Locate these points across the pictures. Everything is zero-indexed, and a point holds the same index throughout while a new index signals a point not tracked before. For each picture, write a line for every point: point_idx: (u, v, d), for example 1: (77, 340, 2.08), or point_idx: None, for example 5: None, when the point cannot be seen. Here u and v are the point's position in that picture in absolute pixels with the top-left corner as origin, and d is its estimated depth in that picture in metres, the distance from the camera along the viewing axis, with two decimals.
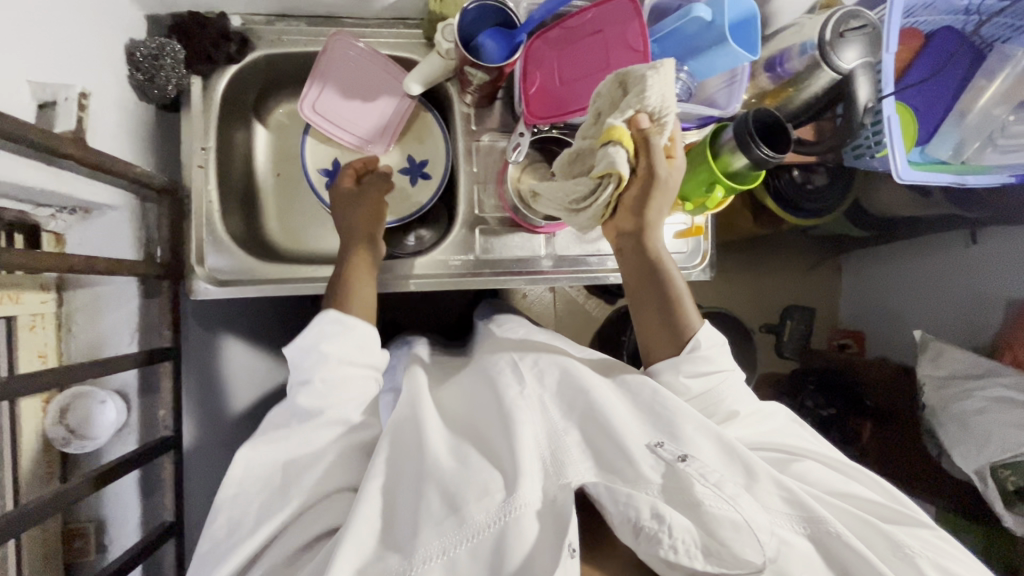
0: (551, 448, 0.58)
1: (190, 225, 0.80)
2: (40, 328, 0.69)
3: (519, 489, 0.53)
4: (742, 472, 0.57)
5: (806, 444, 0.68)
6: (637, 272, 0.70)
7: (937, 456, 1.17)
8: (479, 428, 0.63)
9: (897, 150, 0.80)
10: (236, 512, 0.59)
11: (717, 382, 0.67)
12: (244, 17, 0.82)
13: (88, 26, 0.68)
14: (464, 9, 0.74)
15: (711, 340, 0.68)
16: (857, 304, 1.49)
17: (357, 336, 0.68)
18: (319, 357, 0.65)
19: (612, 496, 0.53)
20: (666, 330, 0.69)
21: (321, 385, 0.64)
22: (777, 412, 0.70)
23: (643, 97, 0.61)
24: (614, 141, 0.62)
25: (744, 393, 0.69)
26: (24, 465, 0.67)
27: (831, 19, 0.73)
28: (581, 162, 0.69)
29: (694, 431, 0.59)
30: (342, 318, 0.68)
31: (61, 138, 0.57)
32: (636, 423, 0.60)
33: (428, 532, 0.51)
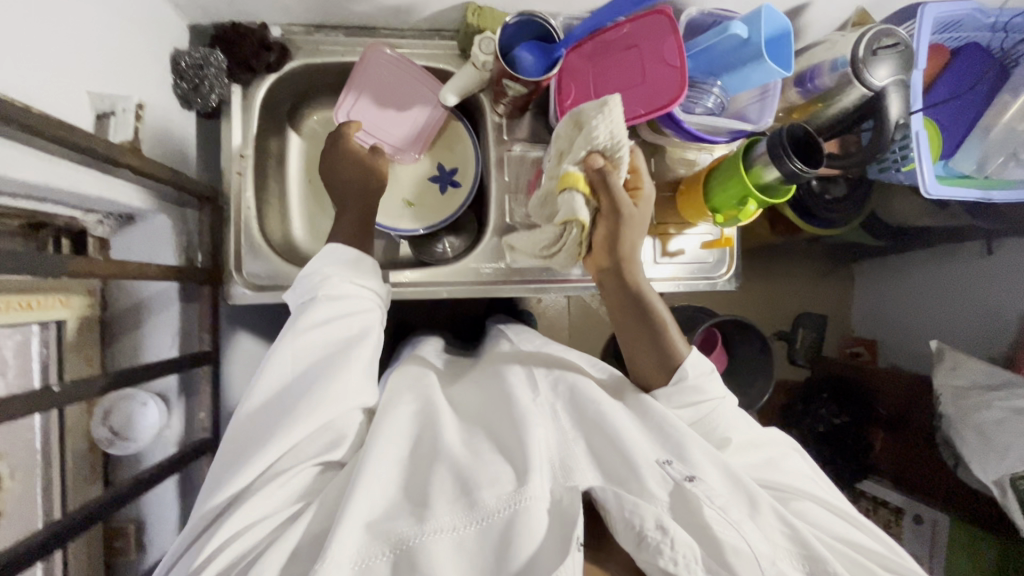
0: (560, 454, 0.58)
1: (229, 232, 0.81)
2: (87, 331, 0.71)
3: (530, 481, 0.53)
4: (745, 502, 0.56)
5: (807, 482, 0.67)
6: (620, 306, 0.69)
7: (952, 465, 1.16)
8: (493, 424, 0.64)
9: (925, 165, 0.82)
10: (248, 432, 0.57)
11: (711, 408, 0.67)
12: (283, 27, 0.83)
13: (138, 37, 0.70)
14: (504, 24, 0.75)
15: (699, 368, 0.68)
16: (868, 312, 1.50)
17: (360, 266, 0.69)
18: (321, 276, 0.66)
19: (618, 502, 0.53)
20: (656, 357, 0.68)
21: (324, 298, 0.65)
22: (778, 446, 0.69)
23: (592, 137, 0.61)
24: (570, 185, 0.62)
25: (741, 420, 0.68)
26: (70, 466, 0.69)
27: (864, 36, 0.73)
28: (549, 206, 0.69)
29: (703, 456, 0.59)
30: (345, 250, 0.69)
31: (120, 148, 0.58)
32: (644, 439, 0.61)
33: (441, 506, 0.52)
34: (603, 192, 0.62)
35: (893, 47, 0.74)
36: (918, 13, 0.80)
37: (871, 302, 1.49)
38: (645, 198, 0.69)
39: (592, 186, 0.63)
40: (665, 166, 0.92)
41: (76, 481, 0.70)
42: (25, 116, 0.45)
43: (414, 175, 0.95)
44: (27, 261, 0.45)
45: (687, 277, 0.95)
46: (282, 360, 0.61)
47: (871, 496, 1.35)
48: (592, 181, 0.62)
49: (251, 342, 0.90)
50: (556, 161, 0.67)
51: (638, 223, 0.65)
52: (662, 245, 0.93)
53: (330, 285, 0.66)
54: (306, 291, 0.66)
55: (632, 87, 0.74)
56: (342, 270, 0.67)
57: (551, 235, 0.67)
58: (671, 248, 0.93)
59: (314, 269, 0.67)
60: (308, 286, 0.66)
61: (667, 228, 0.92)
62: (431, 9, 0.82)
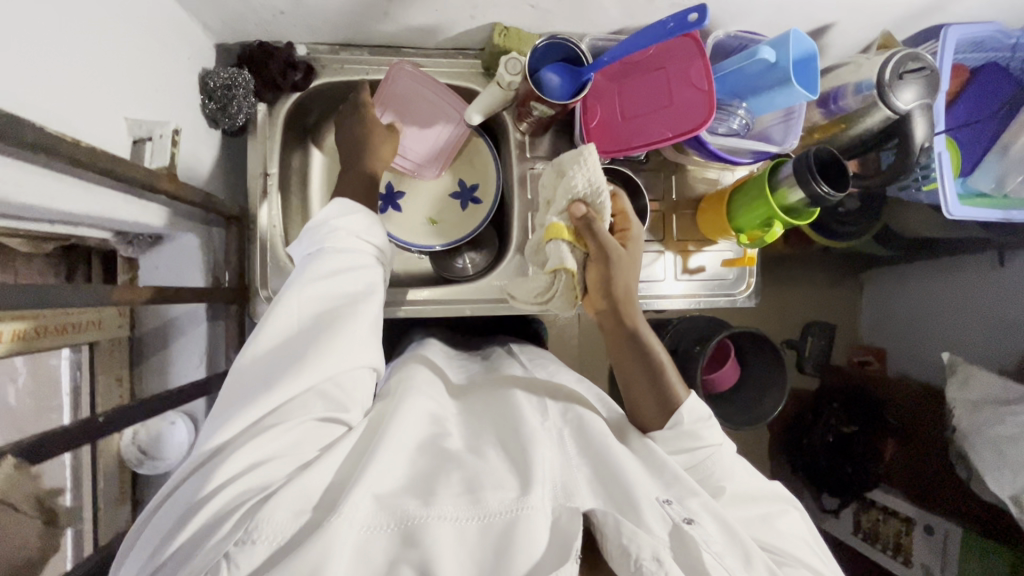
0: (563, 479, 0.56)
1: (256, 250, 0.81)
2: (118, 352, 0.73)
3: (533, 491, 0.53)
4: (739, 556, 0.54)
5: (803, 544, 0.63)
6: (615, 342, 0.68)
7: (966, 478, 1.18)
8: (500, 433, 0.63)
9: (947, 185, 0.83)
10: (251, 378, 0.56)
11: (705, 455, 0.65)
12: (309, 46, 0.83)
13: (169, 59, 0.70)
14: (535, 46, 0.75)
15: (695, 416, 0.66)
16: (878, 319, 1.46)
17: (367, 222, 0.68)
18: (330, 229, 0.65)
19: (617, 530, 0.51)
20: (654, 398, 0.67)
21: (332, 251, 0.64)
22: (777, 504, 0.66)
23: (572, 186, 0.67)
24: (555, 236, 0.66)
25: (740, 472, 0.67)
26: (99, 486, 0.70)
27: (890, 60, 0.74)
28: (541, 254, 0.73)
29: (703, 503, 0.57)
30: (352, 205, 0.68)
31: (159, 175, 0.58)
32: (645, 476, 0.59)
33: (446, 499, 0.52)
34: (589, 236, 0.66)
35: (919, 72, 0.75)
36: (941, 33, 0.82)
37: (880, 309, 1.46)
38: (633, 239, 0.72)
39: (577, 232, 0.67)
40: (687, 184, 0.93)
41: (107, 499, 0.72)
42: (75, 150, 0.46)
43: (436, 190, 0.95)
44: (78, 294, 0.46)
45: (706, 293, 0.95)
46: (290, 307, 0.59)
47: (881, 506, 1.31)
48: (578, 227, 0.66)
49: None
50: (546, 210, 0.72)
51: (628, 264, 0.67)
52: (683, 262, 0.93)
53: (337, 237, 0.65)
54: (312, 242, 0.65)
55: (658, 109, 0.75)
56: (349, 223, 0.66)
57: (541, 284, 0.71)
58: (691, 265, 0.93)
59: (319, 222, 0.66)
60: (314, 237, 0.65)
61: (688, 245, 0.93)
62: (458, 29, 0.82)
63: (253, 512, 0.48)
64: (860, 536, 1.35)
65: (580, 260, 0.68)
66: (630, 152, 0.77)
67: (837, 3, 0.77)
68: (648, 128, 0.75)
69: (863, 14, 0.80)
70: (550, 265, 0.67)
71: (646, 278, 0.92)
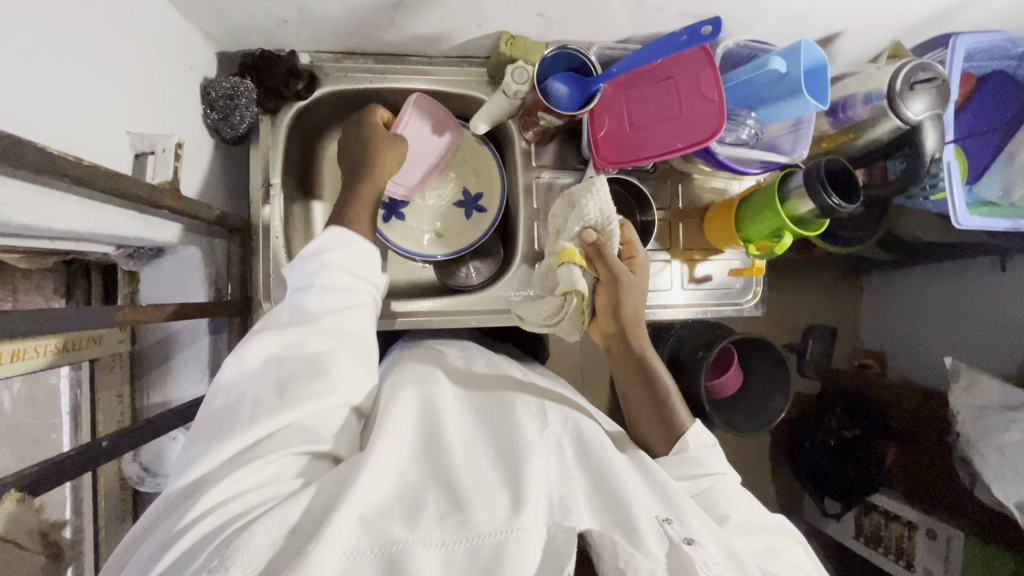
0: (559, 492, 0.55)
1: (258, 262, 0.80)
2: (118, 367, 0.71)
3: (524, 513, 0.51)
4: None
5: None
6: (625, 367, 0.71)
7: (970, 486, 1.15)
8: (494, 441, 0.61)
9: (956, 194, 0.83)
10: (236, 402, 0.54)
11: (709, 483, 0.62)
12: (312, 55, 0.82)
13: (170, 70, 0.69)
14: (543, 56, 0.75)
15: (700, 442, 0.64)
16: (879, 323, 1.47)
17: (363, 255, 0.65)
18: (319, 264, 0.62)
19: (614, 551, 0.51)
20: (658, 423, 0.67)
21: (321, 290, 0.61)
22: (781, 538, 0.62)
23: (583, 215, 0.69)
24: (567, 261, 0.68)
25: (741, 497, 0.64)
26: (100, 503, 0.69)
27: (900, 72, 0.73)
28: (550, 278, 0.74)
29: (701, 524, 0.55)
30: (350, 234, 0.66)
31: (162, 191, 0.57)
32: (643, 490, 0.57)
33: (432, 522, 0.50)
34: (599, 262, 0.69)
35: (929, 82, 0.74)
36: (950, 41, 0.82)
37: (880, 316, 1.47)
38: (641, 266, 0.73)
39: (589, 258, 0.70)
40: (693, 192, 0.92)
41: (110, 518, 0.70)
42: (78, 170, 0.44)
43: (440, 199, 0.94)
44: (79, 318, 0.45)
45: (713, 302, 0.94)
46: (273, 341, 0.57)
47: (883, 510, 1.32)
48: (589, 252, 0.70)
49: None
50: (554, 237, 0.75)
51: (636, 290, 0.70)
52: (689, 271, 0.92)
53: (330, 274, 0.62)
54: (304, 275, 0.62)
55: (667, 121, 0.74)
56: (344, 257, 0.64)
57: (551, 306, 0.69)
58: (697, 274, 0.93)
59: (311, 254, 0.63)
60: (310, 269, 0.62)
61: (693, 254, 0.92)
62: (463, 37, 0.81)
63: (230, 542, 0.45)
64: (863, 540, 1.38)
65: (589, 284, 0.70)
66: (639, 162, 0.77)
67: (846, 13, 0.76)
68: (656, 138, 0.75)
69: (872, 23, 0.80)
70: (560, 288, 0.67)
71: (652, 288, 0.91)
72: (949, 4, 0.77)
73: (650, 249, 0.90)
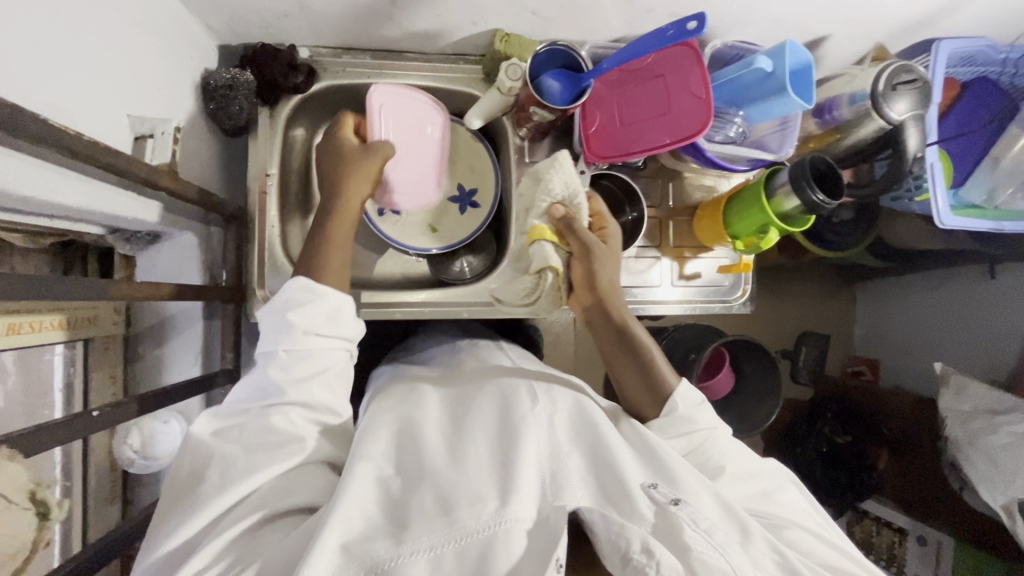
0: (552, 469, 0.56)
1: (254, 250, 0.81)
2: (113, 349, 0.72)
3: (512, 502, 0.51)
4: (736, 528, 0.54)
5: (803, 516, 0.63)
6: (610, 340, 0.71)
7: (959, 489, 1.15)
8: (475, 433, 0.61)
9: (939, 195, 0.85)
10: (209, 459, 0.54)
11: (703, 439, 0.65)
12: (311, 49, 0.84)
13: (172, 58, 0.71)
14: (536, 52, 0.76)
15: (688, 399, 0.67)
16: (872, 330, 1.50)
17: (331, 308, 0.62)
18: (285, 325, 0.60)
19: (605, 524, 0.51)
20: (645, 387, 0.68)
21: (286, 357, 0.59)
22: (775, 478, 0.66)
23: (549, 190, 0.72)
24: (539, 237, 0.70)
25: (734, 447, 0.66)
26: (91, 484, 0.69)
27: (883, 73, 0.75)
28: (527, 258, 0.75)
29: (693, 482, 0.57)
30: (315, 286, 0.63)
31: (159, 172, 0.58)
32: (633, 461, 0.59)
33: (419, 528, 0.50)
34: (569, 234, 0.70)
35: (912, 83, 0.76)
36: (934, 46, 0.83)
37: (871, 323, 1.50)
38: (612, 235, 0.74)
39: (559, 233, 0.71)
40: (684, 191, 0.93)
41: (98, 500, 0.70)
42: (76, 143, 0.46)
43: (434, 195, 0.94)
44: (72, 286, 0.46)
45: (703, 299, 0.95)
46: (245, 407, 0.58)
47: (875, 517, 1.32)
48: (559, 227, 0.71)
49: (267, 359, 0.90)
50: (527, 216, 0.78)
51: (610, 259, 0.71)
52: (679, 268, 0.94)
53: (294, 337, 0.59)
54: (271, 339, 0.61)
55: (656, 117, 0.75)
56: (310, 316, 0.61)
57: (529, 285, 0.75)
58: (688, 272, 0.94)
59: (279, 313, 0.61)
60: (276, 332, 0.60)
61: (684, 251, 0.94)
62: (458, 34, 0.83)
63: None
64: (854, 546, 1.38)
65: (563, 259, 0.72)
66: (629, 157, 0.78)
67: (830, 16, 0.79)
68: (645, 133, 0.76)
69: (856, 28, 0.82)
70: (536, 265, 0.70)
71: (642, 284, 0.92)
72: (929, 9, 0.80)
73: (640, 246, 0.91)
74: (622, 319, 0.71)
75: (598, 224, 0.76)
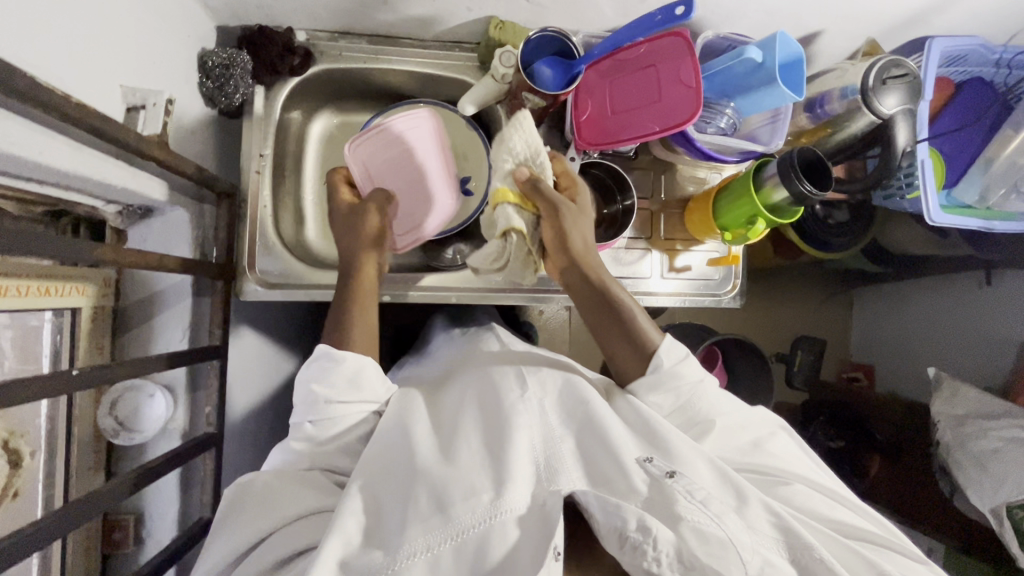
0: (545, 455, 0.57)
1: (245, 229, 0.82)
2: (102, 320, 0.73)
3: (508, 491, 0.52)
4: (732, 493, 0.55)
5: (797, 465, 0.65)
6: (589, 304, 0.70)
7: (950, 495, 1.12)
8: (466, 426, 0.60)
9: (930, 194, 0.85)
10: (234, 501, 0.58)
11: (690, 392, 0.66)
12: (309, 33, 0.85)
13: (169, 34, 0.72)
14: (526, 38, 0.77)
15: (676, 355, 0.67)
16: (867, 337, 1.44)
17: (351, 372, 0.64)
18: (310, 397, 0.62)
19: (600, 505, 0.50)
20: (630, 348, 0.68)
21: (315, 428, 0.62)
22: (764, 427, 0.68)
23: (512, 150, 0.70)
24: (502, 201, 0.68)
25: (724, 399, 0.68)
26: (75, 454, 0.69)
27: (874, 66, 0.75)
28: (494, 224, 0.72)
29: (687, 451, 0.58)
30: (336, 352, 0.65)
31: (152, 142, 0.59)
32: (628, 437, 0.60)
33: (413, 530, 0.50)
34: (535, 196, 0.69)
35: (903, 77, 0.77)
36: (925, 45, 0.83)
37: (869, 329, 1.44)
38: (580, 194, 0.74)
39: (523, 196, 0.69)
40: (675, 183, 0.94)
41: (81, 468, 0.70)
42: (66, 104, 0.46)
43: None
44: (51, 242, 0.47)
45: (692, 292, 0.95)
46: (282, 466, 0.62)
47: None
48: (523, 190, 0.69)
49: (255, 339, 0.90)
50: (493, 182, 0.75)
51: (579, 219, 0.71)
52: (669, 261, 0.94)
53: (317, 408, 0.62)
54: (298, 411, 0.64)
55: (648, 105, 0.76)
56: (332, 386, 0.63)
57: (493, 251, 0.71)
58: (678, 264, 0.94)
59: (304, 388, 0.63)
60: (304, 403, 0.63)
61: (675, 244, 0.94)
62: (454, 21, 0.84)
63: None
64: None
65: (530, 223, 0.70)
66: (618, 145, 0.79)
67: (823, 11, 0.79)
68: (635, 122, 0.77)
69: (848, 24, 0.83)
70: (499, 228, 0.68)
71: (632, 276, 0.92)
72: (921, 6, 0.80)
73: (630, 237, 0.92)
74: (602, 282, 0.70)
75: (567, 184, 0.75)
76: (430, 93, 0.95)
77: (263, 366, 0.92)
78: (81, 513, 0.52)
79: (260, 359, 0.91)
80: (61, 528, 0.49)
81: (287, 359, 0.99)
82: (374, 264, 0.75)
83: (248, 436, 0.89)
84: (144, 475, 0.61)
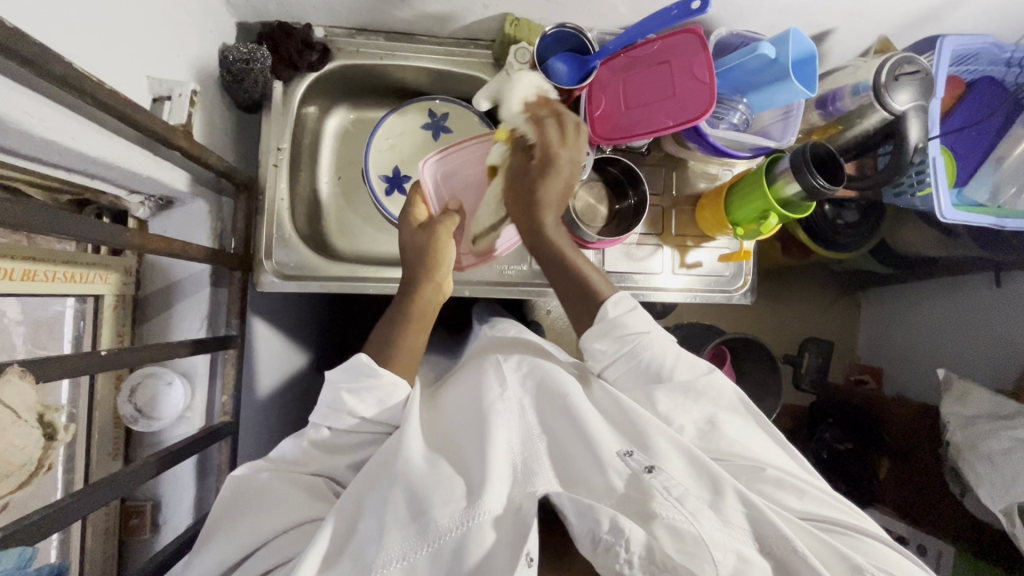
0: (523, 456, 0.56)
1: (263, 221, 0.83)
2: (122, 308, 0.74)
3: (484, 494, 0.51)
4: (708, 487, 0.55)
5: (770, 450, 0.64)
6: (547, 263, 0.74)
7: (959, 495, 1.07)
8: (452, 434, 0.61)
9: (941, 190, 0.86)
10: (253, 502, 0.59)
11: (634, 341, 0.67)
12: (327, 29, 0.86)
13: (192, 29, 0.73)
14: (543, 34, 0.79)
15: (620, 305, 0.69)
16: (874, 338, 1.43)
17: (383, 391, 0.62)
18: (338, 406, 0.61)
19: (574, 506, 0.50)
20: (581, 298, 0.71)
21: (332, 437, 0.62)
22: (724, 403, 0.65)
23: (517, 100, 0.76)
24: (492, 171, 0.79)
25: (674, 350, 0.68)
26: (96, 437, 0.71)
27: (887, 63, 0.77)
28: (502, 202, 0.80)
29: (665, 445, 0.58)
30: (375, 367, 0.63)
31: (176, 132, 0.60)
32: (609, 432, 0.60)
33: (392, 535, 0.49)
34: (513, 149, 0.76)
35: (914, 74, 0.78)
36: (937, 42, 0.84)
37: (878, 332, 1.42)
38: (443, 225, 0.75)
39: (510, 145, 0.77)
40: (686, 180, 0.94)
41: (101, 454, 0.72)
42: (99, 91, 0.47)
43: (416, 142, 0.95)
44: (70, 225, 0.48)
45: (703, 288, 0.95)
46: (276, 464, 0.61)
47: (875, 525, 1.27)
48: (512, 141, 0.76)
49: (269, 331, 0.91)
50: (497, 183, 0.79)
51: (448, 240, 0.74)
52: (681, 257, 0.94)
53: (340, 416, 0.61)
54: (319, 411, 0.63)
55: (661, 100, 0.76)
56: (361, 399, 0.62)
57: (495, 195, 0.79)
58: (689, 261, 0.94)
59: (332, 393, 0.62)
60: (327, 406, 0.62)
61: (686, 240, 0.94)
62: (471, 18, 0.85)
63: None
64: None
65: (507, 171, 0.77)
66: (631, 139, 0.79)
67: (838, 8, 0.80)
68: (648, 117, 0.77)
69: (861, 21, 0.84)
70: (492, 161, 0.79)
71: (643, 271, 0.93)
72: (934, 3, 0.81)
73: (642, 232, 0.92)
74: (559, 245, 0.74)
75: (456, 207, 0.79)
76: (445, 90, 0.96)
77: (276, 357, 0.93)
78: (104, 490, 0.53)
79: (273, 350, 0.92)
80: (88, 505, 0.51)
81: (298, 352, 0.99)
82: (448, 231, 0.75)
83: (260, 426, 0.90)
84: (166, 458, 0.63)
